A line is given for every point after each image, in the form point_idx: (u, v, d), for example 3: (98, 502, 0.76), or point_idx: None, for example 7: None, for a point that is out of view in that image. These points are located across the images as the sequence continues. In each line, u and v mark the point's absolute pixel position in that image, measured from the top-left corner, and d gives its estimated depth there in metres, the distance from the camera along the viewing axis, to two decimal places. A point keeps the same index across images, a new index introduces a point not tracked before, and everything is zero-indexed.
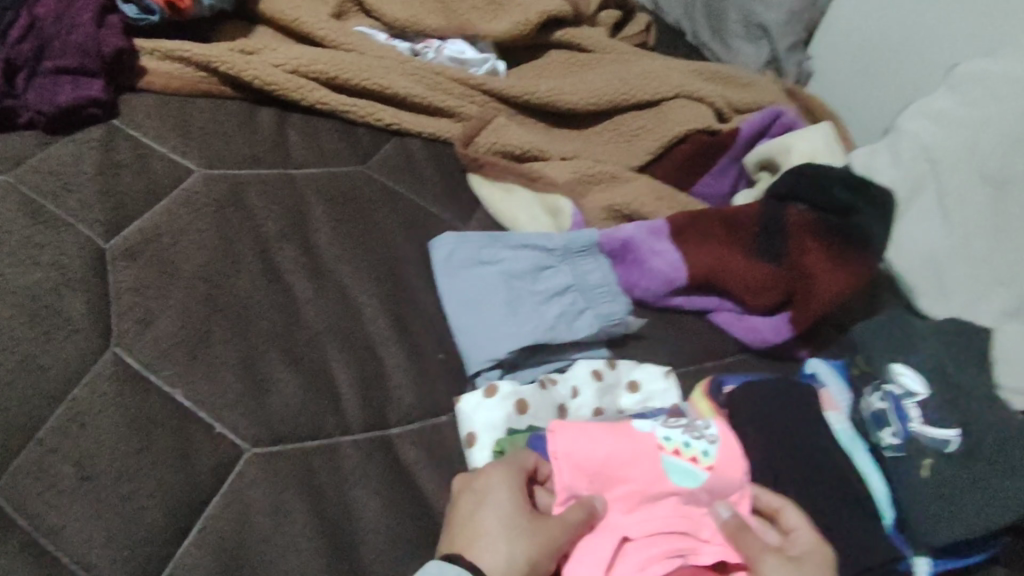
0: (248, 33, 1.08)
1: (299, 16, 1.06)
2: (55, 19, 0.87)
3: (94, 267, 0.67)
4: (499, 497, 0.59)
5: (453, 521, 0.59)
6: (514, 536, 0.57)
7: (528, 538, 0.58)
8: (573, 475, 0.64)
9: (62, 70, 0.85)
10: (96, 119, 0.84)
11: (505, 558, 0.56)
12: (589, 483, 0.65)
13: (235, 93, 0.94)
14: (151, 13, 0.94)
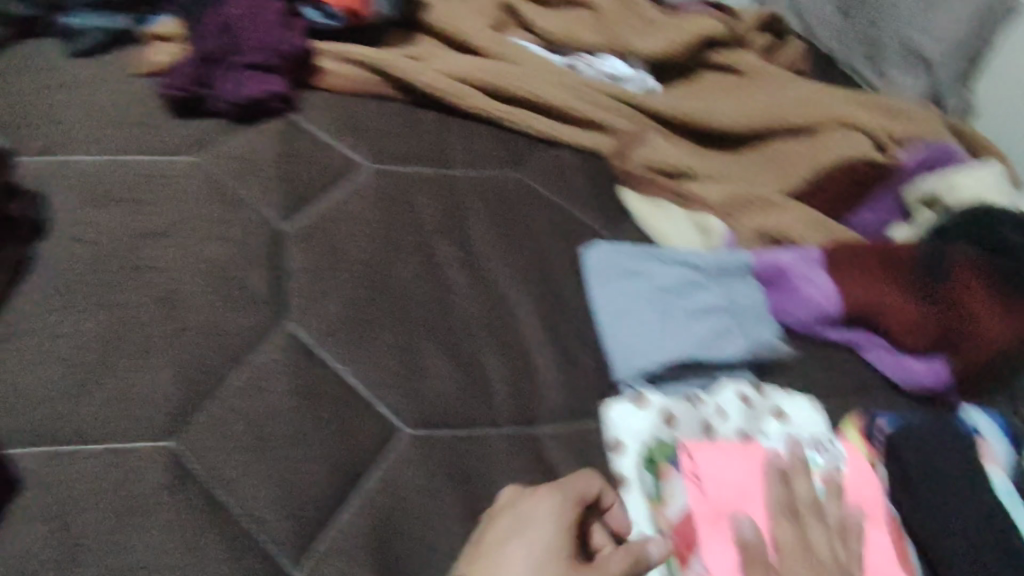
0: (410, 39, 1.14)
1: (464, 28, 1.12)
2: (249, 20, 0.94)
3: (275, 247, 0.74)
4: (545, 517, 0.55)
5: (483, 543, 0.54)
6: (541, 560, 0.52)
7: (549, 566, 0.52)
8: (725, 496, 0.62)
9: (248, 65, 0.92)
10: (275, 112, 0.92)
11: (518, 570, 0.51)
12: (748, 503, 0.63)
13: (401, 96, 0.98)
14: (332, 18, 1.02)
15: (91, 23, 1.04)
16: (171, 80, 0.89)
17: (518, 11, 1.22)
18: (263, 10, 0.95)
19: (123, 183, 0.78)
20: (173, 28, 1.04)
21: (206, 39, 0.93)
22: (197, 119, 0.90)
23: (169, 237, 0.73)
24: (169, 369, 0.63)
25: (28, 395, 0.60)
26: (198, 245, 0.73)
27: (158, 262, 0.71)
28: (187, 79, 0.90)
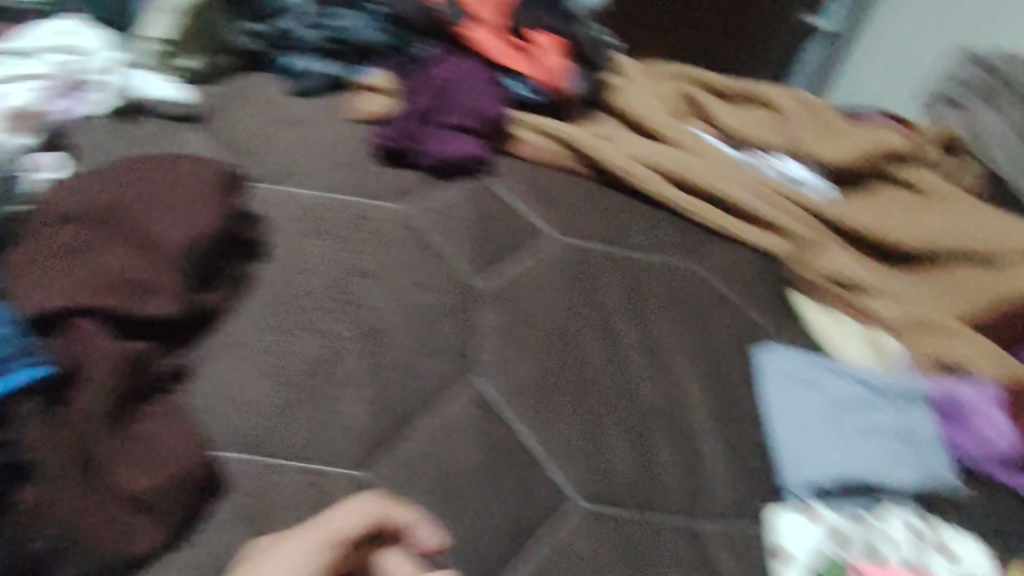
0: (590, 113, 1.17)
1: (644, 112, 1.15)
2: (460, 86, 1.01)
3: (469, 301, 0.79)
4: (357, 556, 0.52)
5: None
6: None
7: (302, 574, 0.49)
8: None
9: (455, 127, 0.98)
10: (472, 172, 0.97)
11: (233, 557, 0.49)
12: None
13: (586, 173, 1.03)
14: (534, 92, 1.06)
15: (305, 62, 1.08)
16: (387, 133, 0.95)
17: (701, 103, 1.26)
18: (471, 78, 1.02)
19: (335, 221, 0.84)
20: (383, 79, 1.06)
21: (417, 99, 1.00)
22: (403, 170, 0.95)
23: (374, 278, 0.79)
24: (369, 403, 0.68)
25: (247, 403, 0.67)
26: (398, 290, 0.78)
27: (362, 301, 0.77)
28: (400, 133, 0.95)
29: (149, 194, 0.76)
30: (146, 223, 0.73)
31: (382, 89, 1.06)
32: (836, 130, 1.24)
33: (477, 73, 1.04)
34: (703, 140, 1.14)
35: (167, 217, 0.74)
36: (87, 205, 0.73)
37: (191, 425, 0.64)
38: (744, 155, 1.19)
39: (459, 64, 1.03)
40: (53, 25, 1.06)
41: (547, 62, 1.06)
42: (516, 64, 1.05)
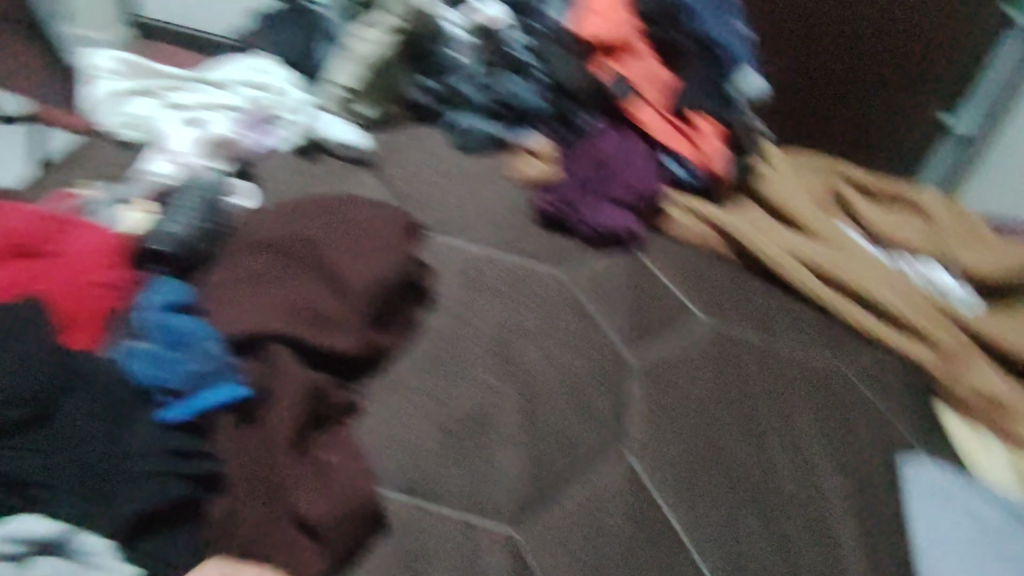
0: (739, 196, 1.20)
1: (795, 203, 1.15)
2: (621, 161, 1.03)
3: (624, 376, 0.82)
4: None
5: None
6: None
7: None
8: None
9: (612, 200, 1.00)
10: (623, 245, 0.99)
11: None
12: None
13: (735, 258, 1.04)
14: (691, 174, 1.08)
15: (471, 120, 1.13)
16: (548, 198, 0.99)
17: (849, 200, 1.26)
18: (633, 152, 1.05)
19: (498, 277, 0.88)
20: (545, 147, 1.11)
21: (579, 169, 1.04)
22: (558, 234, 0.98)
23: (533, 338, 0.82)
24: (524, 460, 0.72)
25: (411, 443, 0.70)
26: (555, 354, 0.81)
27: (521, 360, 0.79)
28: (561, 200, 0.98)
29: (332, 230, 0.80)
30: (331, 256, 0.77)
31: (541, 151, 1.10)
32: (989, 246, 1.20)
33: (638, 151, 1.06)
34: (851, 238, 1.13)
35: (353, 254, 0.78)
36: (284, 235, 0.79)
37: (359, 456, 0.67)
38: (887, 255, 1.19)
39: (622, 138, 1.07)
40: (251, 62, 1.15)
41: (705, 146, 1.08)
42: (677, 145, 1.07)
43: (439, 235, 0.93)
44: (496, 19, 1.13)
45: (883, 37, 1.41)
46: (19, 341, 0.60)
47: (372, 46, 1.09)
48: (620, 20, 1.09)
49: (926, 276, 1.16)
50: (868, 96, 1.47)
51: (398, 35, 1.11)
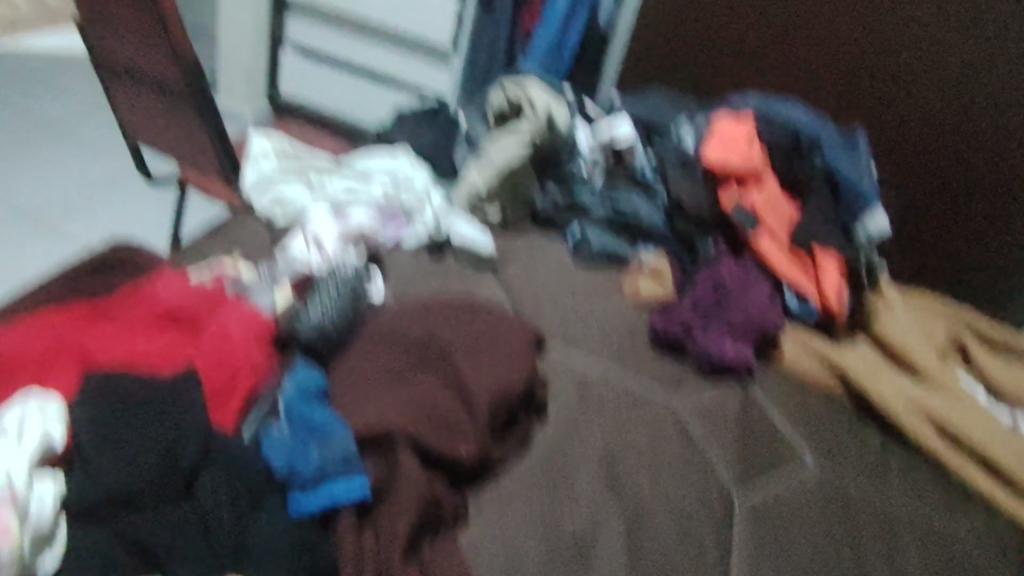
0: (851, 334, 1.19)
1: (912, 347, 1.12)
2: (739, 286, 1.03)
3: (729, 515, 0.80)
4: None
5: None
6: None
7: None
8: None
9: (729, 325, 0.99)
10: (737, 373, 0.98)
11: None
12: None
13: (848, 400, 1.01)
14: (808, 309, 1.05)
15: (592, 233, 1.16)
16: (663, 320, 1.00)
17: (969, 350, 1.22)
18: (753, 283, 1.03)
19: (609, 396, 0.89)
20: (661, 263, 1.11)
21: (698, 295, 1.02)
22: (671, 358, 0.99)
23: (639, 464, 0.82)
24: None
25: (517, 556, 0.70)
26: (661, 483, 0.81)
27: (627, 486, 0.79)
28: (675, 322, 0.99)
29: (462, 342, 0.85)
30: (459, 367, 0.82)
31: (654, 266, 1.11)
32: None
33: (756, 277, 1.05)
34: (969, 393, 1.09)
35: (478, 366, 0.82)
36: (416, 334, 0.84)
37: (465, 566, 0.67)
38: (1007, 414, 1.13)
39: (741, 267, 1.06)
40: (388, 158, 1.25)
41: (826, 282, 1.04)
42: (795, 278, 1.05)
43: (556, 348, 0.95)
44: (626, 136, 1.21)
45: (991, 176, 1.32)
46: (176, 416, 0.66)
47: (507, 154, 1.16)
48: (749, 149, 1.10)
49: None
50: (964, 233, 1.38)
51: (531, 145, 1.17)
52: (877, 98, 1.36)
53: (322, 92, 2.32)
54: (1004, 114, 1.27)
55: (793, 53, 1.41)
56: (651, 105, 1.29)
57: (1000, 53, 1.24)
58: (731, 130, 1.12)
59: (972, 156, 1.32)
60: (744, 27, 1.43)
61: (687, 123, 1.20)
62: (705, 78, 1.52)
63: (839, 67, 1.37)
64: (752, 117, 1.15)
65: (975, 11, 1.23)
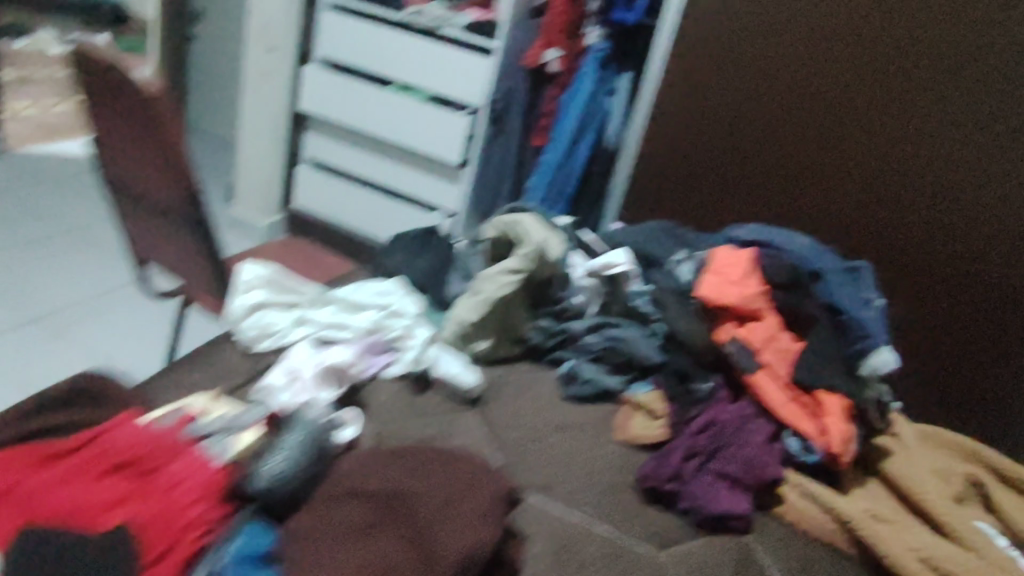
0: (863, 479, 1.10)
1: (927, 492, 1.03)
2: (735, 430, 0.96)
3: None
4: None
5: None
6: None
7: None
8: None
9: (723, 473, 0.92)
10: (732, 529, 0.90)
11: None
12: None
13: (857, 555, 0.92)
14: (811, 452, 0.97)
15: (584, 368, 1.12)
16: (651, 466, 0.93)
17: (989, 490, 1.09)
18: (751, 426, 0.96)
19: (591, 553, 0.82)
20: (654, 400, 1.05)
21: (692, 438, 0.96)
22: (661, 510, 0.92)
23: None
24: None
25: None
26: None
27: None
28: (665, 469, 0.93)
29: (427, 495, 0.78)
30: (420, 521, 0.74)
31: (648, 405, 1.04)
32: None
33: (755, 420, 0.98)
34: (993, 540, 0.98)
35: (444, 521, 0.74)
36: (377, 485, 0.78)
37: None
38: None
39: (738, 409, 0.99)
40: (376, 285, 1.20)
41: (831, 429, 0.95)
42: (795, 421, 0.98)
43: (533, 495, 0.89)
44: (617, 263, 1.15)
45: (968, 339, 1.31)
46: None
47: (497, 287, 1.11)
48: (746, 284, 1.04)
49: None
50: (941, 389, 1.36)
51: (523, 276, 1.11)
52: (865, 250, 1.39)
53: (337, 208, 2.36)
54: (984, 283, 1.27)
55: (789, 202, 1.46)
56: (651, 236, 1.23)
57: (983, 223, 1.26)
58: (729, 263, 1.07)
59: (952, 315, 1.31)
60: (745, 174, 1.50)
61: (683, 255, 1.17)
62: (704, 219, 1.59)
63: (830, 212, 1.41)
64: (751, 252, 1.10)
65: (961, 182, 1.26)
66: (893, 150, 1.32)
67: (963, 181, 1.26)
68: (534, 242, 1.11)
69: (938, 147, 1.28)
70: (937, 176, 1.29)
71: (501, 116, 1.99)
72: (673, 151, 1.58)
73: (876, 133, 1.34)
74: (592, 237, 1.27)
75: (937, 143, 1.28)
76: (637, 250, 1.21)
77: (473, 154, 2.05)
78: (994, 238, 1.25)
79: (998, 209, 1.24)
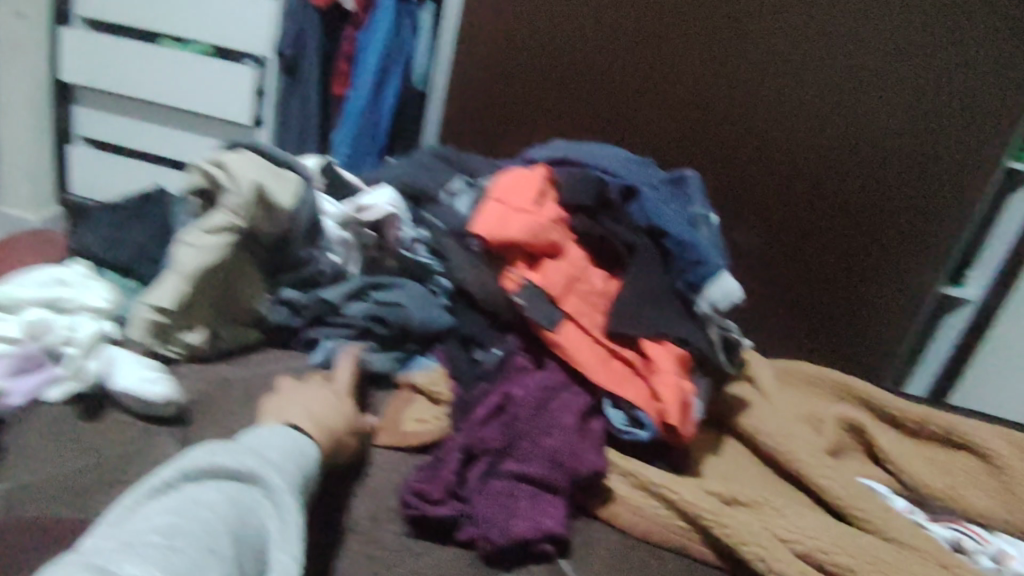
0: (717, 439, 0.87)
1: (793, 449, 0.81)
2: (534, 409, 0.69)
3: None
4: (320, 394, 0.68)
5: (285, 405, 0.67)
6: (315, 413, 0.64)
7: (305, 459, 0.59)
8: None
9: (522, 477, 0.65)
10: (543, 556, 0.63)
11: (307, 469, 0.58)
12: None
13: (720, 561, 0.68)
14: (640, 426, 0.72)
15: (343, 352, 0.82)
16: (415, 480, 0.65)
17: (869, 434, 0.87)
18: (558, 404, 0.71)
19: None
20: (436, 379, 0.78)
21: (476, 430, 0.68)
22: (439, 547, 0.64)
23: None
24: None
25: None
26: None
27: None
28: (436, 483, 0.65)
29: None
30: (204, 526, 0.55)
31: (427, 386, 0.78)
32: None
33: (564, 394, 0.72)
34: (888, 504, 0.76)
35: None
36: None
37: None
38: (950, 535, 0.76)
39: (540, 378, 0.72)
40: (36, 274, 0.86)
41: (665, 393, 0.70)
42: (615, 385, 0.72)
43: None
44: (375, 205, 0.84)
45: (838, 256, 1.13)
46: None
47: (196, 252, 0.78)
48: (536, 210, 0.77)
49: (1006, 559, 0.73)
50: (811, 329, 1.18)
51: (234, 231, 0.79)
52: (755, 175, 1.12)
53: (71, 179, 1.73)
54: (888, 231, 1.10)
55: (656, 114, 1.14)
56: (423, 167, 0.93)
57: (866, 133, 1.06)
58: (516, 186, 0.79)
59: (821, 229, 1.12)
60: (595, 93, 1.15)
61: (462, 186, 0.89)
62: (520, 136, 1.22)
63: (646, 118, 1.14)
64: (542, 168, 0.82)
65: (889, 111, 1.05)
66: (816, 60, 1.05)
67: (841, 71, 1.04)
68: (246, 179, 0.79)
69: (868, 74, 1.03)
70: (862, 99, 1.05)
71: (295, 68, 1.44)
72: (502, 40, 1.18)
73: (754, 32, 1.06)
74: (353, 177, 0.96)
75: (867, 70, 1.03)
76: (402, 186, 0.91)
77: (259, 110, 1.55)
78: (885, 180, 1.08)
79: (895, 151, 1.06)
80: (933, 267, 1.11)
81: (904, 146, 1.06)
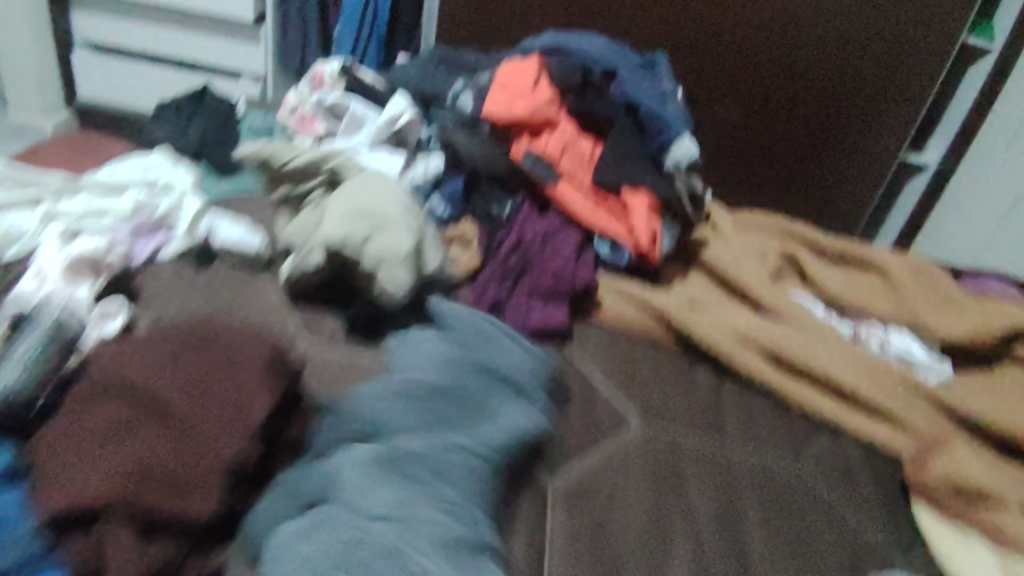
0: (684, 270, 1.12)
1: (742, 272, 1.04)
2: (541, 243, 0.93)
3: (539, 506, 0.71)
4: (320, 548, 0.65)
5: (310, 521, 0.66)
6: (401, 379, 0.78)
7: None
8: None
9: (536, 290, 0.90)
10: (552, 341, 0.89)
11: None
12: None
13: (680, 346, 0.94)
14: (621, 252, 0.96)
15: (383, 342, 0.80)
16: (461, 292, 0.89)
17: (801, 261, 1.12)
18: (557, 237, 0.94)
19: None
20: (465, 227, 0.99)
21: (502, 261, 0.93)
22: None
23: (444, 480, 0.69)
24: None
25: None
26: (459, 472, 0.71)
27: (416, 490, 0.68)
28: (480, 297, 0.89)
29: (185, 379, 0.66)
30: (100, 418, 0.63)
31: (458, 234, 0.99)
32: (956, 301, 1.05)
33: (560, 232, 0.94)
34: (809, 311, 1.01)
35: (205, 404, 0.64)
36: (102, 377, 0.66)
37: None
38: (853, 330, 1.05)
39: (541, 221, 0.95)
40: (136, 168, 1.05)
41: (637, 225, 0.94)
42: (601, 224, 0.95)
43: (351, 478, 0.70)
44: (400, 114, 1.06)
45: (822, 134, 1.40)
46: None
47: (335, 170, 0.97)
48: (533, 91, 0.98)
49: (888, 341, 1.03)
50: (799, 194, 1.48)
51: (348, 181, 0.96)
52: (754, 75, 1.36)
53: (82, 81, 1.84)
54: (861, 112, 1.37)
55: (671, 26, 1.34)
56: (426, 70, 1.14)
57: (840, 35, 1.30)
58: (514, 72, 1.00)
59: (809, 114, 1.39)
60: (605, 8, 1.34)
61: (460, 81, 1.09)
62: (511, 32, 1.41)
63: (658, 35, 1.35)
64: (535, 56, 1.02)
65: (860, 15, 1.28)
66: None
67: None
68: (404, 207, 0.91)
69: None
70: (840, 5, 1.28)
71: None
72: None
73: None
74: (371, 78, 1.17)
75: None
76: (417, 91, 1.13)
77: (268, 7, 1.66)
78: (857, 71, 1.33)
79: (864, 47, 1.31)
80: (895, 138, 1.39)
81: (874, 42, 1.30)
